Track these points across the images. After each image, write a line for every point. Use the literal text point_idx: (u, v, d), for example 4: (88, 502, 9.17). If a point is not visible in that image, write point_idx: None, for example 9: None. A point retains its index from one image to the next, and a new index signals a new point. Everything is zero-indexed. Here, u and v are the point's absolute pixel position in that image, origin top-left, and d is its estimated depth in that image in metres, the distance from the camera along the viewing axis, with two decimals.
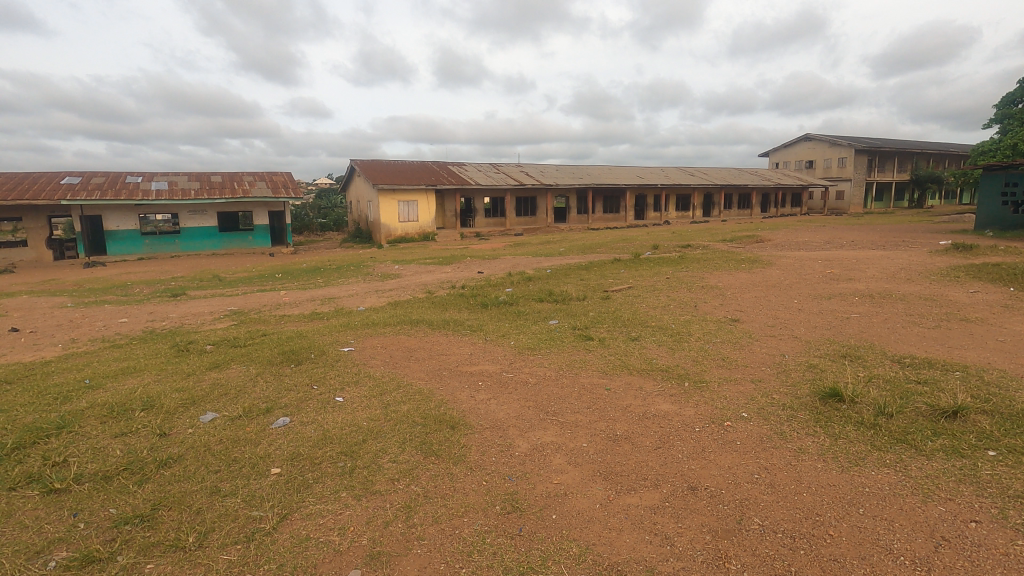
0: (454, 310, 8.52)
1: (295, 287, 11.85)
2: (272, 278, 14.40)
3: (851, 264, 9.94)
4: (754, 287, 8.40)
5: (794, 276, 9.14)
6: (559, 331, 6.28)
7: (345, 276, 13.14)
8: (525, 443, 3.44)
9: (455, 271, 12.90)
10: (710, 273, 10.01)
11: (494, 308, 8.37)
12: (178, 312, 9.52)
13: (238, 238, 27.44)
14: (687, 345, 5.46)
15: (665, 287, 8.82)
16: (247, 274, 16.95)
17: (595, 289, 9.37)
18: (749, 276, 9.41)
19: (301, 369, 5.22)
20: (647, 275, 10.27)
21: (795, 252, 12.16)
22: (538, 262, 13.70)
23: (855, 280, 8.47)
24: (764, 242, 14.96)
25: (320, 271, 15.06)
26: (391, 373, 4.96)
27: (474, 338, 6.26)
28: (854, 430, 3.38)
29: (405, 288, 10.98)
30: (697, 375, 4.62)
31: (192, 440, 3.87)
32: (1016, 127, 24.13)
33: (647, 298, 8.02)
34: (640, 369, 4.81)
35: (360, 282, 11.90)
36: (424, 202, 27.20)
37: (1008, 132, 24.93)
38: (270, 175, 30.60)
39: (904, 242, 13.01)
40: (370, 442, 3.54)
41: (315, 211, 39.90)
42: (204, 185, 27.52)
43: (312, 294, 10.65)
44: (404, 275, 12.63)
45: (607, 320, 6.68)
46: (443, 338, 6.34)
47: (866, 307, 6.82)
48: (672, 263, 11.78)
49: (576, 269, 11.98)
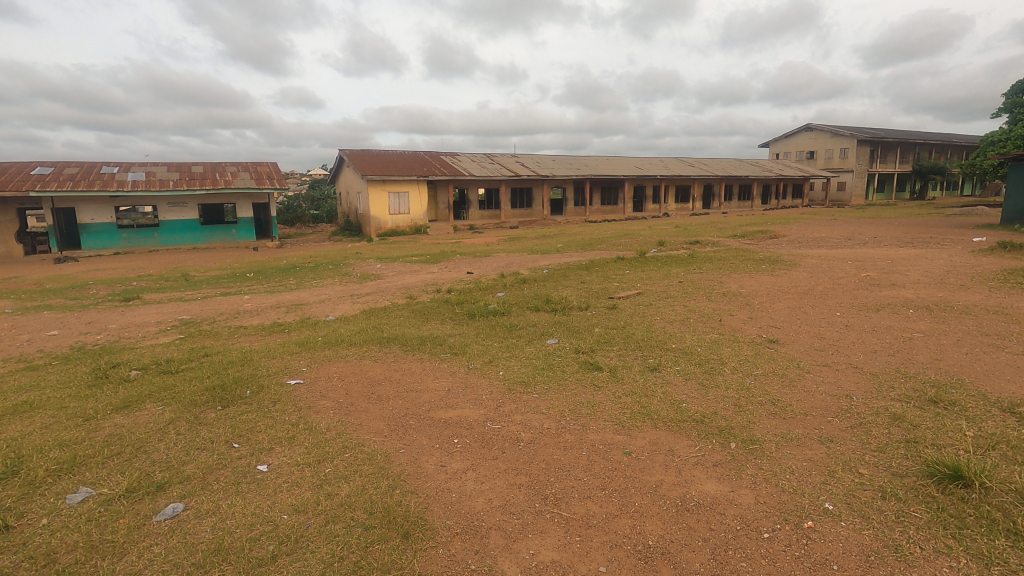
0: (437, 322, 7.36)
1: (264, 290, 10.62)
2: (242, 278, 13.13)
3: (885, 267, 8.78)
4: (784, 294, 7.27)
5: (826, 282, 7.97)
6: (559, 357, 5.09)
7: (321, 276, 11.92)
8: (513, 568, 2.29)
9: (442, 271, 11.68)
10: (728, 276, 8.87)
11: (481, 321, 7.15)
12: (120, 322, 8.27)
13: (221, 231, 26.07)
14: (722, 381, 4.29)
15: (681, 295, 7.62)
16: (220, 272, 15.67)
17: (599, 295, 8.18)
18: (774, 280, 8.29)
19: (226, 417, 4.01)
20: (657, 278, 9.12)
21: (816, 251, 11.00)
22: (533, 261, 12.48)
23: (899, 287, 7.30)
24: (778, 238, 13.82)
25: (295, 269, 13.79)
26: (339, 424, 3.76)
27: (455, 365, 5.06)
28: (1011, 549, 2.24)
29: (383, 292, 9.74)
30: (746, 432, 3.45)
31: (31, 547, 2.65)
32: None
33: (660, 309, 6.84)
34: (668, 420, 3.64)
35: (336, 284, 10.67)
36: (415, 194, 25.89)
37: (1018, 122, 23.76)
38: (253, 165, 29.18)
39: (934, 240, 11.86)
40: (283, 563, 2.37)
41: (304, 203, 38.49)
42: (184, 176, 26.14)
43: (280, 300, 9.43)
44: (386, 275, 11.44)
45: (618, 340, 5.52)
46: (417, 364, 5.13)
47: (927, 323, 5.68)
48: (681, 263, 10.64)
49: (575, 270, 10.80)
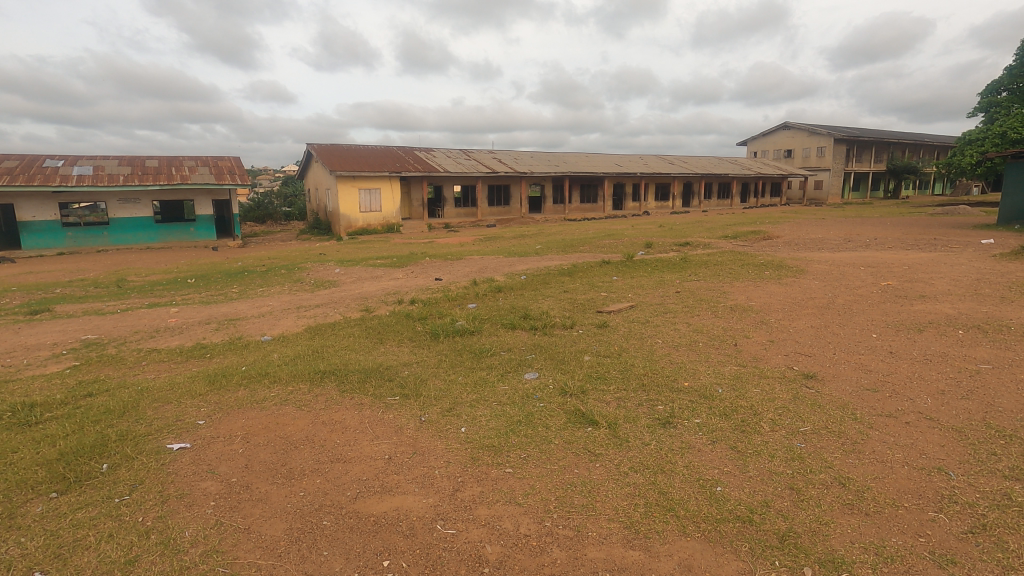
0: (394, 344, 6.11)
1: (200, 300, 9.21)
2: (183, 284, 11.66)
3: (903, 275, 7.81)
4: (802, 309, 6.24)
5: (844, 293, 6.94)
6: (541, 403, 3.91)
7: (271, 283, 10.55)
8: None
9: (407, 277, 10.40)
10: (730, 284, 7.86)
11: (445, 344, 5.91)
12: (7, 345, 6.79)
13: (178, 229, 24.21)
14: (763, 446, 3.15)
15: (682, 309, 6.51)
16: (164, 276, 14.13)
17: (585, 308, 7.03)
18: (784, 290, 7.30)
19: (52, 517, 2.70)
20: (650, 287, 8.08)
21: (819, 255, 10.07)
22: (510, 265, 11.30)
23: (931, 301, 6.31)
24: (772, 239, 12.93)
25: (243, 274, 12.33)
26: (216, 535, 2.51)
27: (403, 416, 3.82)
28: None
29: (336, 303, 8.43)
30: (822, 547, 2.31)
31: None
32: (1002, 116, 22.57)
33: (660, 329, 5.72)
34: (704, 524, 2.47)
35: (286, 293, 9.34)
36: (387, 190, 24.48)
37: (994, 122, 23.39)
38: (213, 160, 27.32)
39: (939, 243, 11.03)
40: None
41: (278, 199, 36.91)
42: (135, 170, 24.23)
43: (215, 314, 8.03)
44: (344, 282, 10.16)
45: (614, 376, 4.36)
46: (353, 414, 3.88)
47: (988, 349, 4.66)
48: (674, 268, 9.60)
49: (556, 275, 9.65)
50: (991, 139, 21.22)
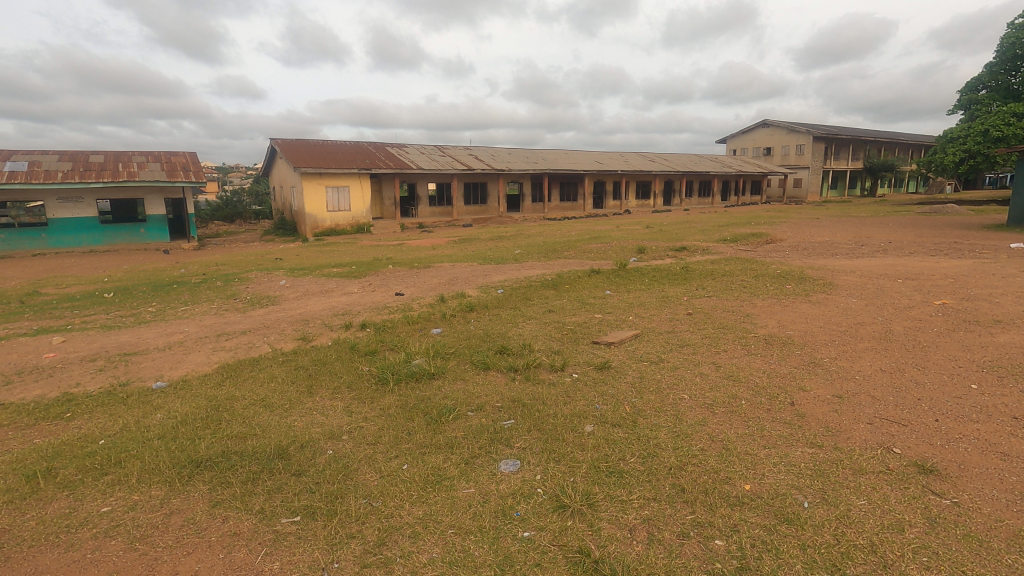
0: (326, 398, 4.53)
1: (104, 324, 7.46)
2: (101, 300, 9.86)
3: (952, 291, 6.52)
4: (857, 343, 4.88)
5: (897, 318, 5.58)
6: (527, 539, 2.42)
7: (202, 299, 8.85)
8: None
9: (363, 291, 8.79)
10: (749, 303, 6.49)
11: (395, 398, 4.36)
12: None
13: (126, 230, 22.00)
14: None
15: (702, 342, 5.09)
16: (87, 287, 12.22)
17: (578, 339, 5.55)
18: (820, 311, 5.96)
19: None
20: (653, 306, 6.66)
21: (836, 263, 8.78)
22: (484, 274, 9.79)
23: (1012, 329, 4.97)
24: (776, 243, 11.66)
25: (174, 287, 10.54)
26: None
27: (297, 570, 2.28)
28: None
29: (269, 329, 6.78)
30: None
31: None
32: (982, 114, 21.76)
33: (681, 378, 4.28)
34: None
35: (212, 314, 7.67)
36: (357, 188, 22.71)
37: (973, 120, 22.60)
38: (166, 156, 25.16)
39: (962, 249, 9.85)
40: None
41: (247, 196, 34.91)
42: (76, 165, 21.98)
43: (108, 346, 6.29)
44: (288, 298, 8.54)
45: (636, 474, 2.88)
46: (218, 563, 2.33)
47: None
48: (675, 281, 8.20)
49: (537, 289, 8.19)
50: (973, 137, 20.38)
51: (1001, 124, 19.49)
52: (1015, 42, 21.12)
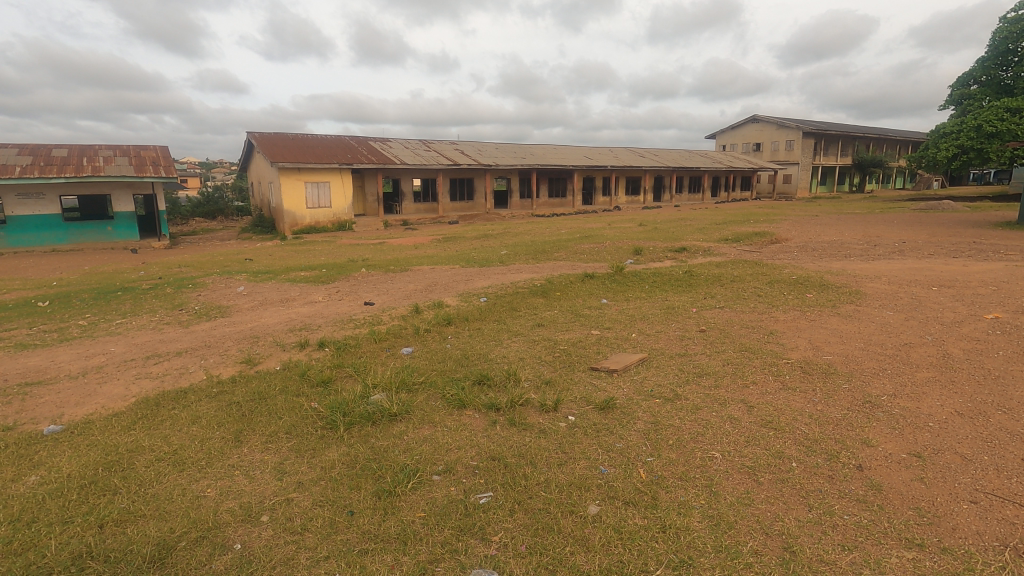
0: (254, 451, 3.54)
1: (22, 341, 6.38)
2: (35, 308, 8.75)
3: (998, 302, 5.69)
4: (916, 372, 3.99)
5: (948, 337, 4.73)
6: None
7: (147, 309, 7.78)
8: None
9: (329, 300, 7.80)
10: (770, 316, 5.61)
11: (341, 453, 3.39)
12: None
13: (92, 229, 20.57)
14: None
15: (727, 371, 4.18)
16: (31, 292, 11.08)
17: (574, 364, 4.62)
18: (856, 328, 5.08)
19: None
20: (659, 320, 5.73)
21: (852, 267, 7.93)
22: (466, 280, 8.84)
23: None
24: (780, 243, 10.84)
25: (122, 293, 9.44)
26: None
27: None
28: None
29: (212, 349, 5.77)
30: None
31: None
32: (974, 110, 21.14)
33: (708, 424, 3.36)
34: None
35: (151, 329, 6.61)
36: (338, 183, 21.57)
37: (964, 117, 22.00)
38: (135, 150, 23.83)
39: (981, 250, 9.04)
40: None
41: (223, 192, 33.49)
42: (36, 159, 20.62)
43: (13, 372, 5.23)
44: (244, 308, 7.52)
45: None
46: None
47: None
48: (679, 287, 7.29)
49: (524, 297, 7.25)
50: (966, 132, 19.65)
51: (994, 120, 18.83)
52: (1008, 36, 20.61)
